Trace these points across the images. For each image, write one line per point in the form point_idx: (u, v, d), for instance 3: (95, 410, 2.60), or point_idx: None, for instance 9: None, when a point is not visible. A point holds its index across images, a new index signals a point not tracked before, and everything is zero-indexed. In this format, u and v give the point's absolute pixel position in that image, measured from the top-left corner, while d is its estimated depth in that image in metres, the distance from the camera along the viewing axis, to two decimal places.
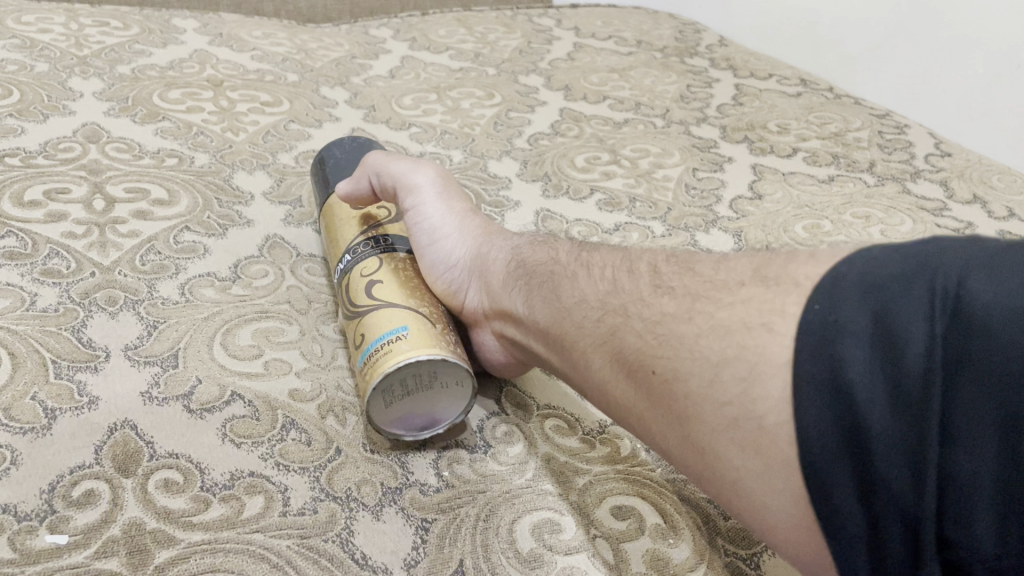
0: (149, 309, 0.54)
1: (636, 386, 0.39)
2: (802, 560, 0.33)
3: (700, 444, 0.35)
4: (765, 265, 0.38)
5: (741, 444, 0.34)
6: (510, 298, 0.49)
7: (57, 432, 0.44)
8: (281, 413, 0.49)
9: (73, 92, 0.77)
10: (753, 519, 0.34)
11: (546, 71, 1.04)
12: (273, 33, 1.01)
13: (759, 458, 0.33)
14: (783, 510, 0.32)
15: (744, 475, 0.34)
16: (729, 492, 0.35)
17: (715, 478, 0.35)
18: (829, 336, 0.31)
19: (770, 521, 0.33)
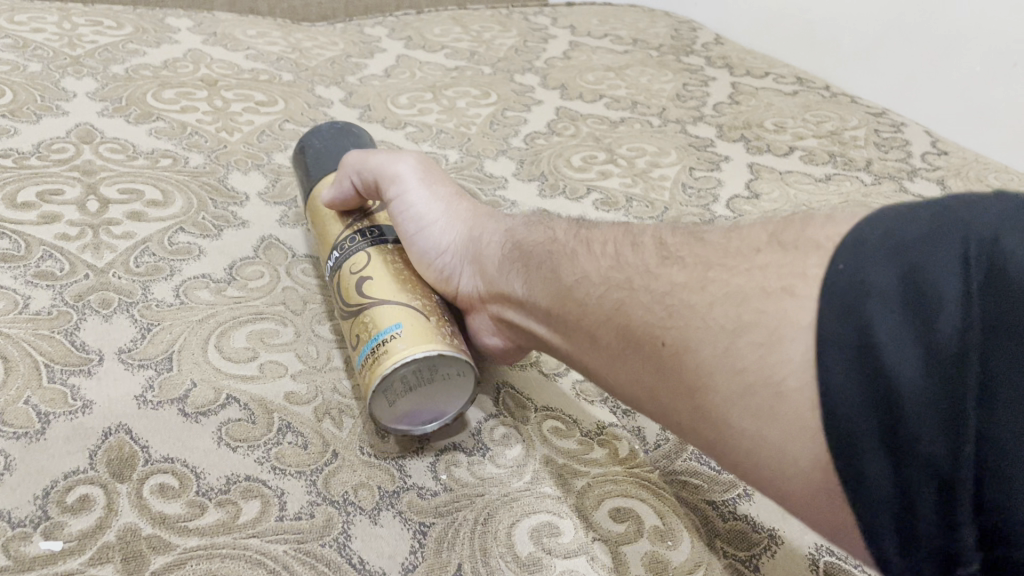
0: (143, 311, 0.54)
1: (645, 358, 0.38)
2: (831, 539, 0.32)
3: (710, 415, 0.34)
4: (781, 231, 0.37)
5: (758, 413, 0.32)
6: (507, 281, 0.48)
7: (51, 436, 0.44)
8: (277, 416, 0.48)
9: (66, 92, 0.76)
10: (770, 489, 0.33)
11: (542, 70, 1.03)
12: (268, 32, 1.00)
13: (777, 426, 0.31)
14: (800, 477, 0.31)
15: (759, 445, 0.32)
16: (748, 467, 0.33)
17: (730, 449, 0.34)
18: (855, 298, 0.29)
19: (788, 491, 0.32)
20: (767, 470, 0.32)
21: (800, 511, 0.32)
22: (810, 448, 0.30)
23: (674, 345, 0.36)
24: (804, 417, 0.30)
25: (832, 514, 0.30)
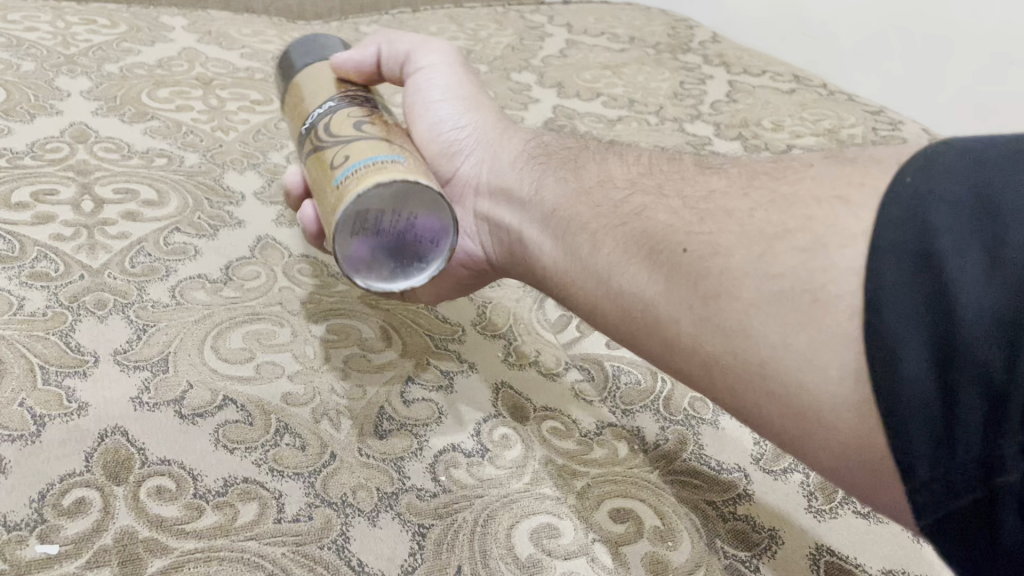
0: (138, 312, 0.53)
1: (666, 277, 0.40)
2: (830, 447, 0.34)
3: (732, 328, 0.37)
4: (832, 156, 0.40)
5: (783, 318, 0.35)
6: (522, 184, 0.50)
7: (46, 439, 0.44)
8: (275, 418, 0.48)
9: (60, 91, 0.76)
10: (782, 404, 0.35)
11: (539, 68, 1.03)
12: (263, 31, 1.00)
13: (807, 334, 0.34)
14: (825, 386, 0.33)
15: (783, 352, 0.35)
16: (757, 371, 0.36)
17: (743, 359, 0.36)
18: (923, 215, 0.30)
19: (806, 401, 0.34)
20: (787, 378, 0.35)
21: (808, 428, 0.34)
22: (844, 356, 0.33)
23: (703, 255, 0.39)
24: (841, 325, 0.33)
25: (849, 425, 0.33)
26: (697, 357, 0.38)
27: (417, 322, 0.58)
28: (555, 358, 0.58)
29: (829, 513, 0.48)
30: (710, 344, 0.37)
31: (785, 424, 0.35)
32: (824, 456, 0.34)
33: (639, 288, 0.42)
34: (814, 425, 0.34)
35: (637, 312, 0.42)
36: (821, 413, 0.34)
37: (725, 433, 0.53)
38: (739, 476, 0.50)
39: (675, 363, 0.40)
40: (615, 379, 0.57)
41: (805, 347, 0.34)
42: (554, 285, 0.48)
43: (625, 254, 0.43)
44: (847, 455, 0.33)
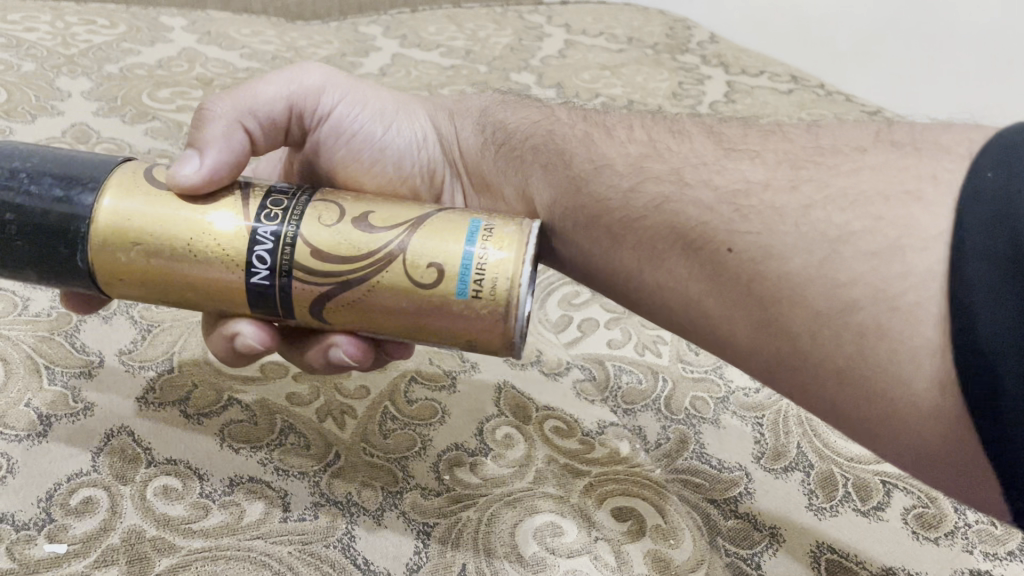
0: (142, 312, 0.53)
1: (717, 285, 0.42)
2: (914, 450, 0.37)
3: (802, 335, 0.39)
4: (886, 135, 0.42)
5: (858, 327, 0.37)
6: (495, 169, 0.54)
7: (52, 439, 0.44)
8: (279, 417, 0.48)
9: (61, 92, 0.76)
10: (861, 408, 0.37)
11: (538, 69, 1.03)
12: (262, 31, 1.00)
13: (882, 344, 0.36)
14: (909, 396, 0.35)
15: (859, 361, 0.37)
16: (832, 375, 0.38)
17: (820, 364, 0.38)
18: (1006, 209, 0.32)
19: (886, 406, 0.36)
20: (867, 386, 0.37)
21: (890, 430, 0.37)
22: (928, 368, 0.34)
23: (756, 260, 0.40)
24: (920, 337, 0.35)
25: (934, 433, 0.35)
26: (768, 359, 0.41)
27: None
28: (557, 357, 0.58)
29: (830, 511, 0.48)
30: (780, 348, 0.40)
31: (864, 423, 0.38)
32: (908, 453, 0.37)
33: (687, 286, 0.43)
34: (895, 428, 0.36)
35: (693, 315, 0.43)
36: (902, 418, 0.36)
37: (727, 431, 0.53)
38: (741, 474, 0.50)
39: (744, 362, 0.42)
40: (616, 378, 0.57)
41: (882, 356, 0.36)
42: (583, 275, 0.50)
43: (667, 255, 0.44)
44: (930, 453, 0.36)
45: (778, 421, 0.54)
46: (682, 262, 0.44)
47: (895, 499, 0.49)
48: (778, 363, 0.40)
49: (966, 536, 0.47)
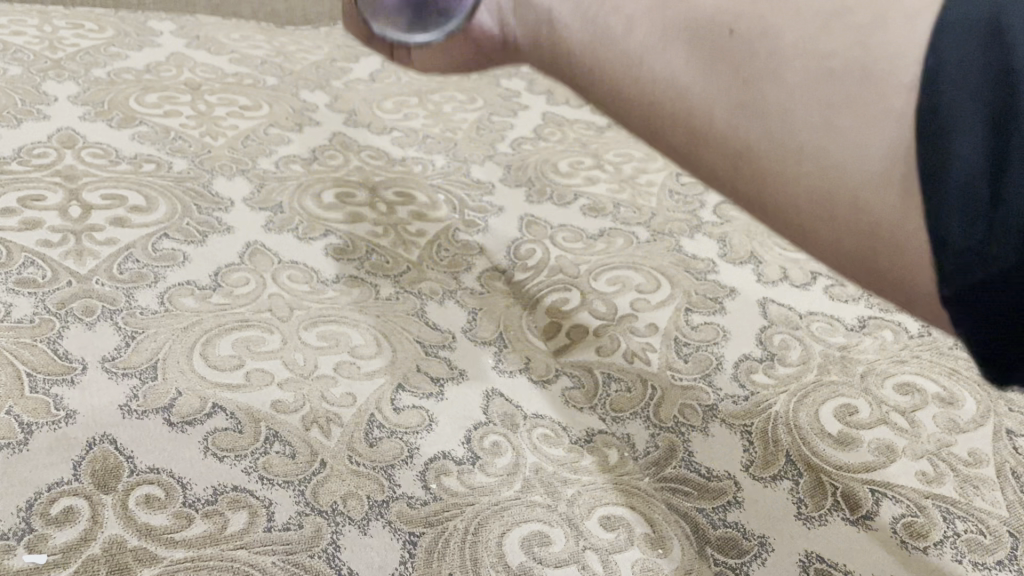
0: (127, 319, 0.53)
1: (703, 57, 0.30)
2: (883, 273, 0.28)
3: (770, 105, 0.29)
4: None
5: (829, 100, 0.27)
6: None
7: (33, 447, 0.43)
8: (264, 425, 0.48)
9: (47, 96, 0.75)
10: (813, 194, 0.28)
11: (528, 74, 1.03)
12: (251, 36, 1.00)
13: (852, 108, 0.27)
14: (863, 169, 0.27)
15: (823, 133, 0.28)
16: (786, 170, 0.29)
17: (775, 152, 0.29)
18: None
19: (847, 187, 0.27)
20: (827, 164, 0.28)
21: (845, 219, 0.28)
22: (899, 131, 0.26)
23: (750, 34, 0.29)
24: (894, 100, 0.26)
25: (898, 225, 0.27)
26: (724, 152, 0.30)
27: (407, 328, 0.58)
28: (545, 365, 0.58)
29: (818, 519, 0.48)
30: (740, 133, 0.29)
31: (811, 220, 0.29)
32: (856, 246, 0.28)
33: (666, 69, 0.31)
34: (858, 233, 0.28)
35: (661, 102, 0.31)
36: (863, 206, 0.27)
37: (715, 439, 0.53)
38: (729, 482, 0.50)
39: (683, 160, 0.32)
40: (605, 386, 0.56)
41: (851, 123, 0.27)
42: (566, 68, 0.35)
43: (661, 27, 0.31)
44: (885, 253, 0.28)
45: (768, 428, 0.53)
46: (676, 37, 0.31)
47: (884, 508, 0.48)
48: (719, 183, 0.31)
49: (955, 545, 0.47)
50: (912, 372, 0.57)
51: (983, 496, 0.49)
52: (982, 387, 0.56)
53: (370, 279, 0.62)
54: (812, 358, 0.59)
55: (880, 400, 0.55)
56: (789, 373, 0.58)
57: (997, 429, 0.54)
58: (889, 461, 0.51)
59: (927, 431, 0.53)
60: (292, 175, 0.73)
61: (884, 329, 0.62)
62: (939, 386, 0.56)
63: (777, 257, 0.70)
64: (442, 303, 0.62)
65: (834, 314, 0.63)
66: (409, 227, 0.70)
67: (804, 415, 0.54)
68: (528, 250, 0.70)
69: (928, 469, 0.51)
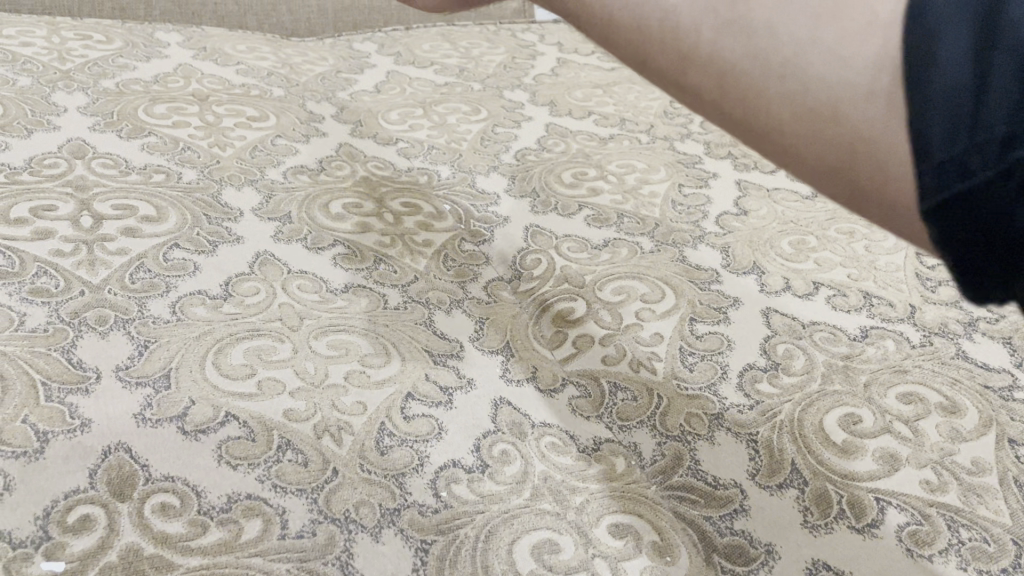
0: (139, 328, 0.53)
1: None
2: (868, 198, 0.30)
3: (758, 24, 0.31)
4: None
5: (820, 33, 0.30)
6: None
7: (49, 455, 0.44)
8: (277, 434, 0.48)
9: (57, 107, 0.76)
10: (795, 104, 0.30)
11: (531, 86, 1.04)
12: (258, 47, 1.01)
13: (836, 23, 0.29)
14: (847, 78, 0.29)
15: (807, 47, 0.30)
16: (778, 95, 0.31)
17: (768, 80, 0.31)
18: None
19: (829, 98, 0.30)
20: (810, 75, 0.30)
21: (826, 132, 0.30)
22: (882, 41, 0.28)
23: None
24: (879, 14, 0.29)
25: (879, 133, 0.29)
26: (712, 70, 0.32)
27: (415, 337, 0.59)
28: (552, 374, 0.58)
29: (824, 527, 0.48)
30: (730, 49, 0.32)
31: (791, 131, 0.31)
32: (834, 158, 0.30)
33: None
34: (848, 158, 0.30)
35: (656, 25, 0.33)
36: (843, 115, 0.29)
37: (721, 447, 0.53)
38: (736, 490, 0.51)
39: (666, 81, 0.34)
40: (611, 395, 0.57)
41: (834, 37, 0.29)
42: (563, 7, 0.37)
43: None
44: (863, 160, 0.29)
45: (773, 437, 0.54)
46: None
47: (889, 516, 0.49)
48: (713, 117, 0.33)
49: (960, 553, 0.47)
50: (913, 383, 0.58)
51: (987, 505, 0.50)
52: (983, 396, 0.57)
53: (378, 289, 0.63)
54: (815, 367, 0.60)
55: (883, 409, 0.56)
56: (793, 383, 0.58)
57: (999, 438, 0.54)
58: (893, 469, 0.52)
59: (929, 439, 0.54)
60: (299, 185, 0.74)
61: (886, 339, 0.62)
62: (942, 396, 0.57)
63: (780, 267, 0.71)
64: (450, 313, 0.62)
65: (837, 324, 0.64)
66: (416, 237, 0.71)
67: (809, 425, 0.55)
68: (534, 260, 0.70)
69: (931, 478, 0.51)
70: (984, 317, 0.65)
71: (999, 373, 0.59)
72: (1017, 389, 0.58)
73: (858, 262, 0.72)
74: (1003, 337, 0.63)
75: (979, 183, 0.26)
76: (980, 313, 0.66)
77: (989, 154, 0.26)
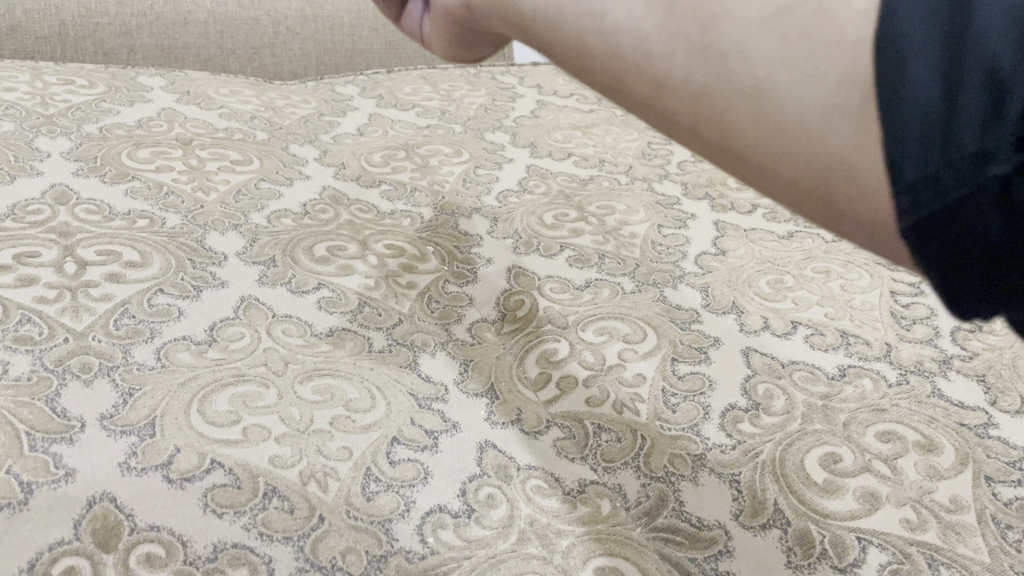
0: (123, 375, 0.53)
1: (673, 27, 0.35)
2: (845, 211, 0.32)
3: (729, 51, 0.33)
4: None
5: (788, 56, 0.32)
6: None
7: (33, 506, 0.44)
8: (262, 481, 0.48)
9: (40, 152, 0.76)
10: (769, 123, 0.33)
11: (511, 129, 1.06)
12: (240, 91, 1.02)
13: (807, 43, 0.32)
14: (818, 98, 0.32)
15: (778, 66, 0.32)
16: (751, 114, 0.33)
17: (740, 100, 0.33)
18: None
19: (803, 117, 0.32)
20: (782, 95, 0.32)
21: (801, 150, 0.32)
22: (852, 60, 0.31)
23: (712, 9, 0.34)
24: (847, 34, 0.31)
25: (852, 148, 0.31)
26: (690, 91, 0.35)
27: (400, 380, 0.59)
28: (536, 416, 0.59)
29: (807, 568, 0.49)
30: (704, 73, 0.34)
31: (766, 149, 0.33)
32: (810, 175, 0.32)
33: (634, 23, 0.36)
34: (821, 174, 0.32)
35: (629, 53, 0.36)
36: (815, 132, 0.32)
37: (705, 488, 0.54)
38: (720, 531, 0.51)
39: (647, 109, 0.37)
40: (596, 436, 0.57)
41: (804, 59, 0.32)
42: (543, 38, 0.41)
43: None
44: (836, 174, 0.32)
45: (755, 477, 0.55)
46: (643, 0, 0.36)
47: (871, 555, 0.50)
48: (690, 137, 0.36)
49: None
50: (891, 422, 0.59)
51: (966, 543, 0.50)
52: (959, 434, 0.58)
53: (363, 332, 0.63)
54: (796, 407, 0.60)
55: (862, 448, 0.57)
56: (774, 423, 0.59)
57: (976, 476, 0.55)
58: (873, 509, 0.52)
59: (908, 478, 0.55)
60: (283, 229, 0.74)
61: (863, 378, 0.63)
62: (919, 434, 0.58)
63: (758, 307, 0.72)
64: (434, 355, 0.63)
65: (815, 363, 0.65)
66: (400, 279, 0.71)
67: (790, 465, 0.55)
68: (517, 301, 0.71)
69: (911, 516, 0.52)
70: (958, 355, 0.66)
71: (974, 411, 0.60)
72: (992, 427, 0.59)
73: (835, 301, 0.73)
74: (977, 374, 0.64)
75: (956, 198, 0.28)
76: (954, 352, 0.67)
77: (964, 171, 0.28)
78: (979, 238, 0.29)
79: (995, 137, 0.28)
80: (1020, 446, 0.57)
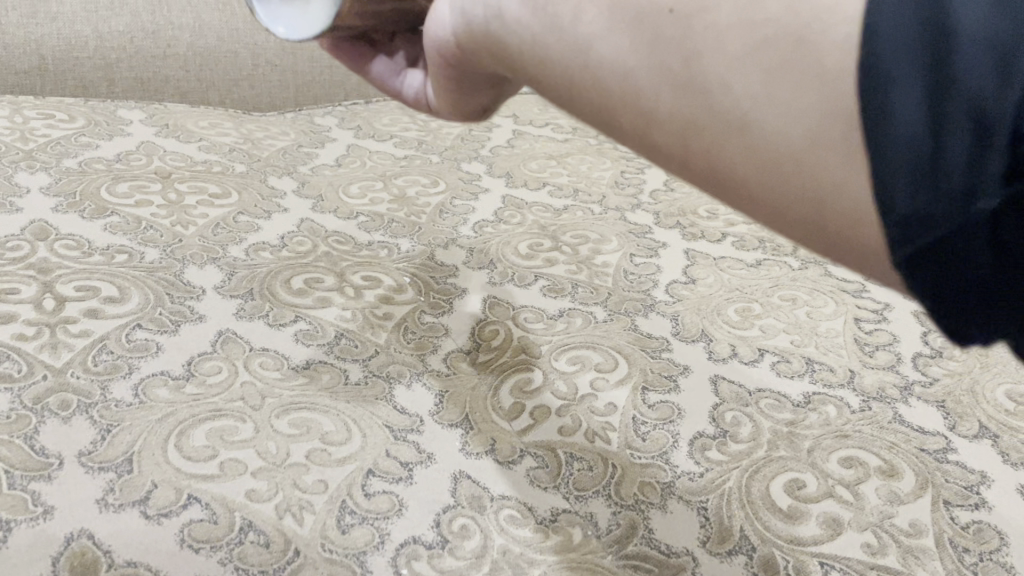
0: (102, 412, 0.54)
1: (656, 59, 0.36)
2: (843, 235, 0.33)
3: (711, 87, 0.34)
4: None
5: (769, 90, 0.33)
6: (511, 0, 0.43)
7: (12, 544, 0.45)
8: (238, 514, 0.49)
9: (19, 188, 0.77)
10: (761, 157, 0.34)
11: (487, 158, 1.08)
12: (219, 123, 1.03)
13: (788, 75, 0.32)
14: (804, 132, 0.32)
15: (762, 102, 0.33)
16: (740, 148, 0.34)
17: (729, 133, 0.34)
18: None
19: (791, 152, 0.33)
20: (767, 131, 0.33)
21: (793, 181, 0.33)
22: (833, 92, 0.31)
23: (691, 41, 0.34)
24: (826, 65, 0.31)
25: (841, 179, 0.32)
26: (678, 124, 0.36)
27: (376, 412, 0.60)
28: (510, 447, 0.60)
29: None
30: (689, 108, 0.35)
31: (760, 180, 0.34)
32: (805, 206, 0.34)
33: (622, 57, 0.37)
34: (814, 204, 0.33)
35: (619, 88, 0.37)
36: (804, 162, 0.33)
37: (674, 515, 0.55)
38: (687, 558, 0.52)
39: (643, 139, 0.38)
40: (568, 465, 0.59)
41: (786, 94, 0.32)
42: (536, 67, 0.42)
43: (611, 16, 0.37)
44: (830, 205, 0.33)
45: (722, 504, 0.56)
46: (626, 31, 0.37)
47: None
48: (689, 166, 0.37)
49: None
50: (853, 448, 0.61)
51: (924, 566, 0.52)
52: (918, 459, 0.60)
53: (339, 365, 0.65)
54: (762, 434, 0.62)
55: (825, 474, 0.58)
56: (741, 450, 0.60)
57: (935, 500, 0.57)
58: (836, 533, 0.54)
59: (869, 502, 0.56)
60: (261, 262, 0.76)
61: (827, 405, 0.65)
62: (880, 459, 0.60)
63: (727, 335, 0.74)
64: (410, 387, 0.64)
65: (781, 391, 0.67)
66: (376, 310, 0.72)
67: (756, 492, 0.57)
68: (491, 331, 0.73)
69: (872, 541, 0.54)
70: (919, 381, 0.68)
71: (933, 436, 0.62)
72: (951, 452, 0.61)
73: (801, 329, 0.75)
74: (937, 400, 0.66)
75: (946, 235, 0.30)
76: (915, 378, 0.69)
77: (954, 208, 0.29)
78: (966, 273, 0.30)
79: (983, 177, 0.29)
80: (977, 471, 0.59)
